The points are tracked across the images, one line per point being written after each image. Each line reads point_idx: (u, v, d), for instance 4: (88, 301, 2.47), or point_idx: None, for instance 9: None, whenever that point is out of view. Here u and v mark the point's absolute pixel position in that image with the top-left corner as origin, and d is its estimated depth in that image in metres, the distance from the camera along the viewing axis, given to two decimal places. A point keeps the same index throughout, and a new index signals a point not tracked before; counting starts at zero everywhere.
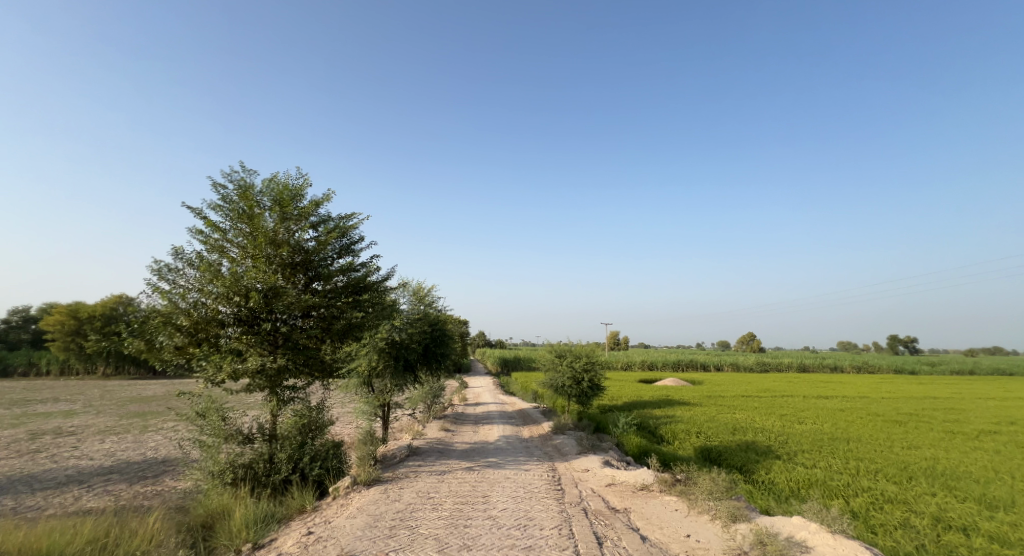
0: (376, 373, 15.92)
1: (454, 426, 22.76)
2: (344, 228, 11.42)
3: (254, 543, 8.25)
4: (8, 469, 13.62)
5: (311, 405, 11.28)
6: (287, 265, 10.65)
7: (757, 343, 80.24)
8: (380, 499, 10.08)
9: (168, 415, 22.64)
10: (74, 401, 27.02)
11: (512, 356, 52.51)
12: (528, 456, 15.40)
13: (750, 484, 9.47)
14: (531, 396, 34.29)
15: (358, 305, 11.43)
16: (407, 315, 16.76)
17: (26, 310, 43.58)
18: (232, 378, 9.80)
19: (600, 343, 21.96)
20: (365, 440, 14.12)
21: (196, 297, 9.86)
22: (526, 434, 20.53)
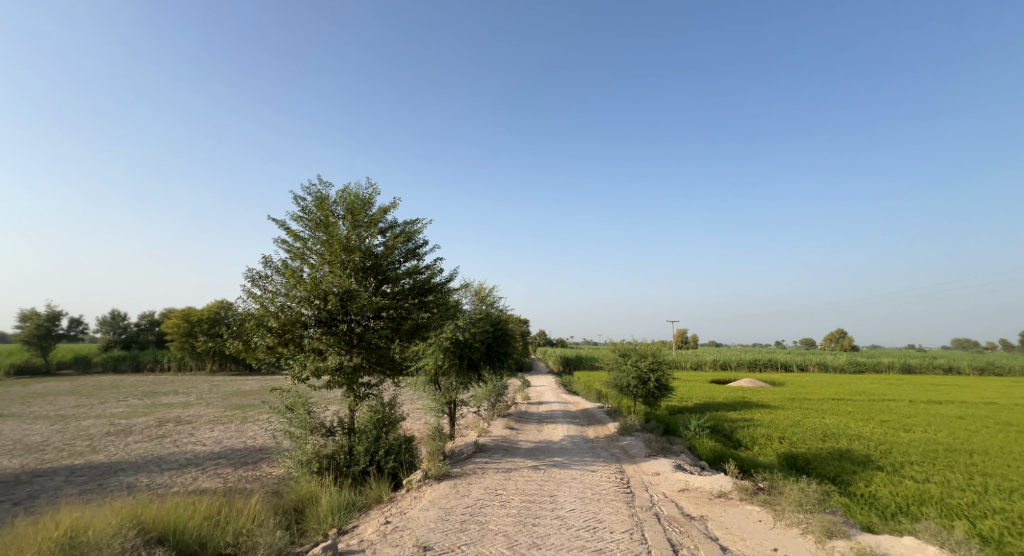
0: (442, 372, 16.26)
1: (520, 424, 22.83)
2: (410, 232, 11.74)
3: (339, 529, 8.68)
4: (142, 450, 15.42)
5: (384, 400, 11.74)
6: (359, 270, 11.11)
7: (850, 341, 73.43)
8: (450, 494, 10.28)
9: (265, 407, 24.63)
10: (190, 393, 30.17)
11: (575, 356, 51.92)
12: (596, 456, 15.11)
13: (847, 497, 8.65)
14: (595, 396, 33.61)
15: (424, 306, 11.71)
16: (469, 316, 17.02)
17: (149, 315, 48.98)
18: (314, 375, 10.41)
19: (666, 341, 21.16)
20: (434, 436, 14.48)
21: (284, 300, 10.52)
22: (593, 434, 20.15)
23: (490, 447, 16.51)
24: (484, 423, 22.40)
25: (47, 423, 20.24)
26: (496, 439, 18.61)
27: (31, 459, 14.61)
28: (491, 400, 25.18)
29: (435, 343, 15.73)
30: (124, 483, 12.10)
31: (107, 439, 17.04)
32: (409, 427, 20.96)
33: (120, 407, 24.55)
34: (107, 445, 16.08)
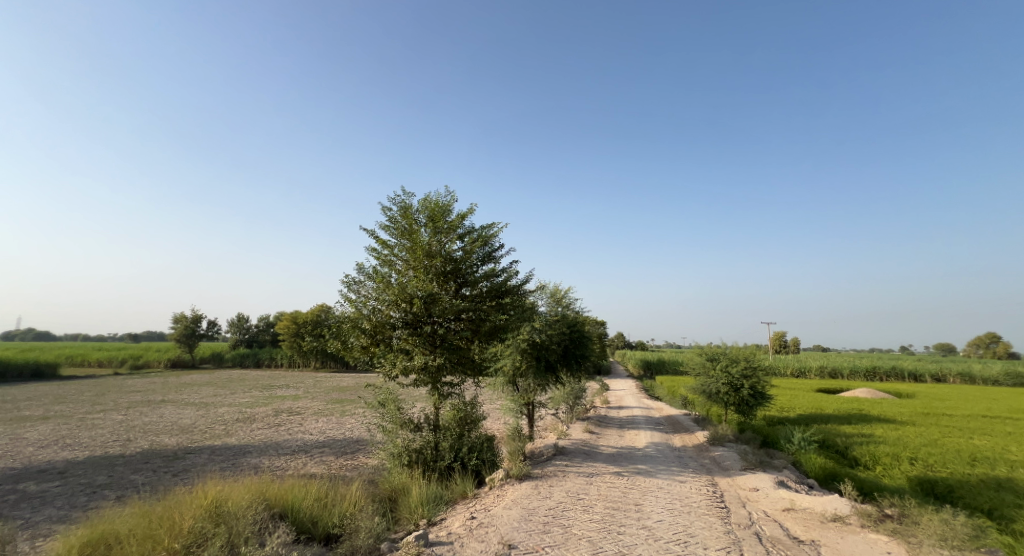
0: (520, 374, 16.21)
1: (601, 429, 22.27)
2: (487, 236, 11.79)
3: (430, 520, 8.85)
4: (263, 437, 17.14)
5: (466, 399, 11.87)
6: (440, 274, 11.33)
7: (1004, 348, 62.62)
8: (532, 495, 10.11)
9: (361, 402, 26.29)
10: (299, 387, 33.16)
11: (658, 359, 49.74)
12: (684, 467, 14.20)
13: (1007, 535, 7.27)
14: (680, 402, 31.91)
15: (501, 308, 11.69)
16: (546, 318, 16.80)
17: (267, 318, 54.57)
18: (403, 373, 10.79)
19: (762, 346, 19.50)
20: (514, 437, 14.48)
21: (375, 303, 11.01)
22: (680, 443, 19.06)
23: (572, 450, 16.22)
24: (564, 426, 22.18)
25: (193, 409, 23.59)
26: (577, 442, 18.32)
27: (182, 440, 17.12)
28: (570, 403, 24.82)
29: (512, 344, 15.70)
30: (252, 464, 13.65)
31: (236, 426, 19.26)
32: (492, 426, 21.32)
33: (245, 397, 27.63)
34: (236, 431, 18.18)
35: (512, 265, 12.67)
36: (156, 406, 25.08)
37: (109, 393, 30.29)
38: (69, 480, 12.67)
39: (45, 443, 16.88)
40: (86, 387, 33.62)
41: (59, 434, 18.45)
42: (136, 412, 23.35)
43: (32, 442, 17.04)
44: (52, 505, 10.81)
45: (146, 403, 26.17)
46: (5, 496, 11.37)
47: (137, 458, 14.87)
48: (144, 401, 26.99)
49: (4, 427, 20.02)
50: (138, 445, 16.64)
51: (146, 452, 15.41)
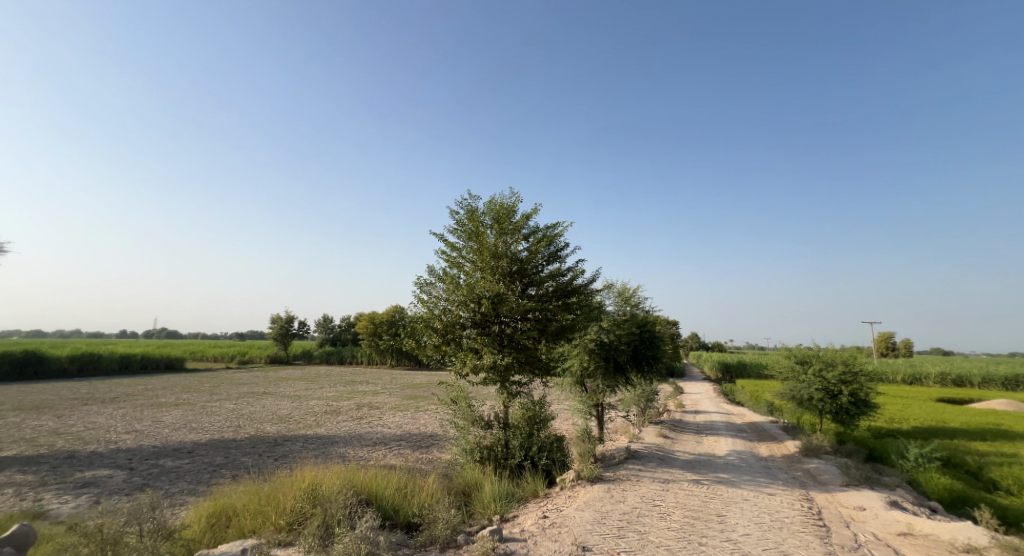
0: (588, 374, 15.68)
1: (676, 434, 21.05)
2: (552, 236, 11.46)
3: (503, 517, 8.85)
4: (347, 429, 18.07)
5: (535, 399, 11.86)
6: (507, 275, 11.16)
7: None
8: (605, 497, 9.72)
9: (434, 399, 26.91)
10: (378, 383, 34.74)
11: (739, 362, 46.59)
12: (773, 479, 12.91)
13: None
14: (765, 408, 29.55)
15: (567, 307, 11.33)
16: (614, 317, 16.14)
17: (347, 318, 57.67)
18: (473, 371, 10.74)
19: (863, 348, 17.45)
20: (584, 438, 13.97)
21: (445, 303, 11.04)
22: (766, 452, 17.51)
23: (645, 454, 15.41)
24: (635, 429, 21.22)
25: (288, 401, 25.50)
26: (651, 446, 17.42)
27: (281, 428, 18.50)
28: (642, 406, 23.71)
29: (579, 344, 15.26)
30: (339, 454, 14.41)
31: (324, 418, 20.48)
32: (560, 427, 20.90)
33: (332, 392, 29.41)
34: (324, 423, 19.31)
35: (578, 264, 12.25)
36: (258, 397, 27.45)
37: (219, 385, 33.65)
38: (196, 459, 14.34)
39: (177, 427, 19.24)
40: (203, 379, 37.77)
41: (186, 419, 20.89)
42: (244, 401, 25.77)
43: (168, 425, 19.49)
44: (184, 481, 12.21)
45: (250, 394, 28.77)
46: (149, 470, 13.22)
47: (247, 442, 16.39)
48: (249, 392, 29.74)
49: (146, 411, 23.12)
50: (246, 431, 18.26)
51: (253, 437, 16.92)
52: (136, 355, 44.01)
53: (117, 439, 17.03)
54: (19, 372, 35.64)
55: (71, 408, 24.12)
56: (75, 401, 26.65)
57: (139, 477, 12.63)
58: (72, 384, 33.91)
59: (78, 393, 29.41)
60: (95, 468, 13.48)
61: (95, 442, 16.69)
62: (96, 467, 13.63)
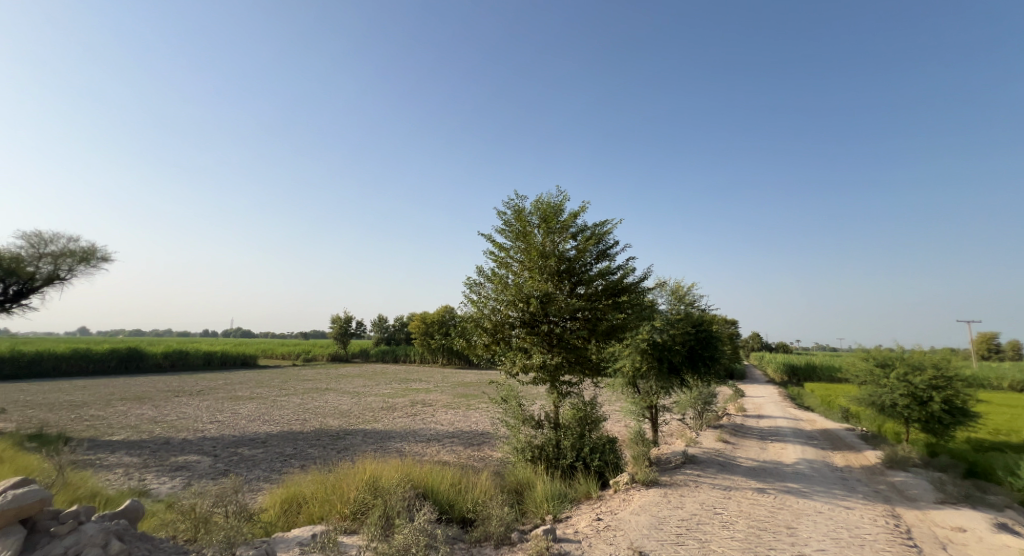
0: (641, 375, 14.99)
1: (738, 439, 19.75)
2: (601, 234, 10.99)
3: (556, 517, 8.85)
4: (403, 425, 18.36)
5: (586, 400, 11.71)
6: (555, 274, 10.76)
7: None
8: (662, 503, 9.52)
9: (485, 398, 26.79)
10: (429, 381, 35.22)
11: (808, 364, 43.49)
12: (850, 491, 11.70)
13: None
14: (839, 414, 27.30)
15: (618, 306, 10.83)
16: (667, 316, 15.35)
17: (401, 318, 58.93)
18: (523, 371, 10.48)
19: (957, 349, 15.58)
20: (636, 440, 13.24)
21: (494, 303, 10.80)
22: (841, 462, 16.00)
23: (704, 459, 14.49)
24: (692, 433, 20.11)
25: (347, 397, 26.31)
26: (710, 451, 16.41)
27: (342, 422, 19.07)
28: (699, 407, 22.42)
29: (631, 344, 14.63)
30: (396, 448, 14.63)
31: (381, 414, 20.94)
32: (612, 429, 20.18)
33: (387, 388, 30.07)
34: (381, 418, 19.74)
35: (629, 262, 11.72)
36: (321, 393, 28.56)
37: (286, 381, 35.39)
38: (270, 448, 15.00)
39: (252, 418, 20.38)
40: (273, 375, 40.00)
41: (260, 411, 22.09)
42: (308, 396, 26.89)
43: (244, 416, 20.66)
44: (261, 468, 12.79)
45: (314, 389, 29.99)
46: (231, 457, 14.01)
47: (312, 434, 17.02)
48: (313, 388, 31.03)
49: (225, 403, 24.71)
50: (313, 424, 18.97)
51: (318, 430, 17.55)
52: (217, 352, 47.45)
53: (203, 428, 18.29)
54: (125, 367, 39.96)
55: (165, 399, 26.29)
56: (167, 392, 29.06)
57: (224, 463, 13.35)
58: (161, 377, 36.96)
59: (170, 385, 32.08)
60: (187, 453, 14.51)
61: (183, 430, 18.00)
62: (186, 452, 14.63)
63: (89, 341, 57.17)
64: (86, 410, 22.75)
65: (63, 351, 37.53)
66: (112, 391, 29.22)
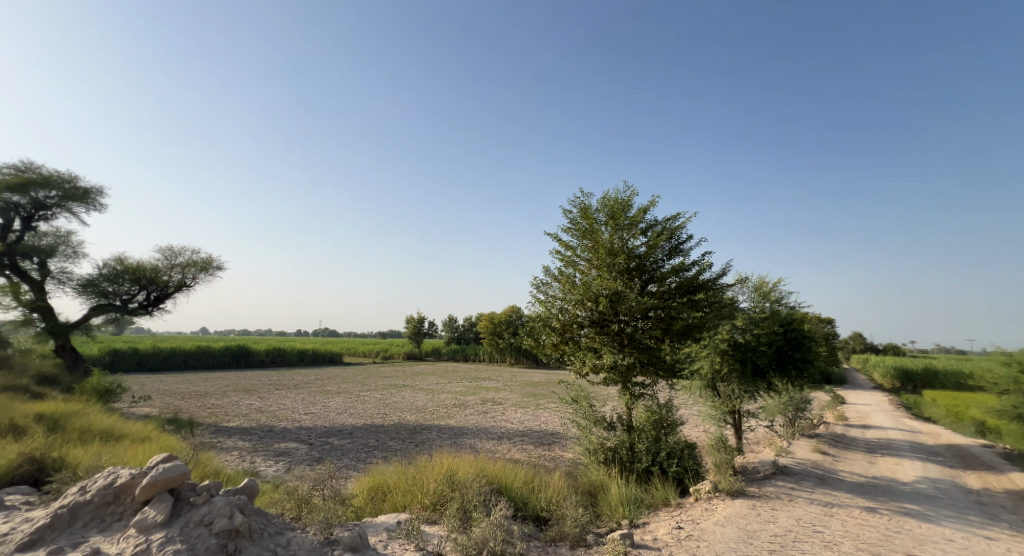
0: (722, 379, 13.73)
1: (837, 451, 17.61)
2: (673, 230, 10.75)
3: (632, 522, 8.45)
4: (475, 422, 18.40)
5: (661, 400, 10.99)
6: (625, 272, 10.65)
7: None
8: (751, 515, 8.63)
9: (555, 397, 26.37)
10: (499, 380, 35.36)
11: (925, 369, 38.40)
12: (988, 518, 9.87)
13: None
14: (968, 427, 23.65)
15: (694, 304, 10.56)
16: (751, 314, 13.98)
17: (469, 318, 59.90)
18: (594, 371, 10.42)
19: None
20: (718, 447, 12.08)
21: (562, 303, 10.83)
22: (974, 483, 13.64)
23: (799, 471, 13.00)
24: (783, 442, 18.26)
25: (421, 394, 26.96)
26: (804, 463, 14.75)
27: (418, 418, 19.49)
28: (789, 415, 20.30)
29: (708, 344, 13.47)
30: (469, 444, 14.66)
31: (455, 410, 21.18)
32: (690, 434, 18.89)
33: (459, 386, 30.50)
34: (454, 415, 19.93)
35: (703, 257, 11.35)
36: (398, 389, 29.56)
37: (368, 377, 37.14)
38: (355, 439, 15.60)
39: (340, 410, 21.45)
40: (356, 372, 42.19)
41: (347, 405, 23.21)
42: (387, 392, 27.92)
43: (332, 409, 21.79)
44: (350, 457, 13.24)
45: (392, 386, 31.14)
46: (324, 445, 14.67)
47: (392, 427, 17.53)
48: (392, 384, 32.25)
49: (317, 396, 26.33)
50: (392, 418, 19.56)
51: (396, 424, 18.05)
52: (309, 350, 51.08)
53: (299, 418, 19.52)
54: (236, 363, 44.35)
55: (267, 391, 28.58)
56: (269, 385, 31.61)
57: (317, 451, 13.99)
58: (262, 371, 40.43)
59: (272, 379, 34.92)
60: (287, 440, 15.47)
61: (283, 420, 19.28)
62: (286, 440, 15.57)
63: (204, 339, 63.97)
64: (206, 399, 25.33)
65: (187, 347, 42.40)
66: (227, 383, 32.39)
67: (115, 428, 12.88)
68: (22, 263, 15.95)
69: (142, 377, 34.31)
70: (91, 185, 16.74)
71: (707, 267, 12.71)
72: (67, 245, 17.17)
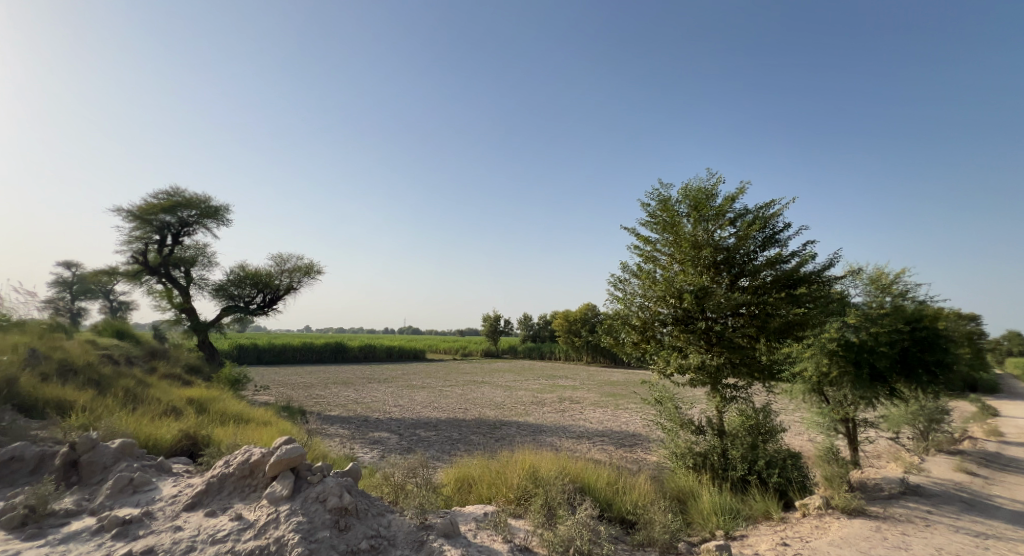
0: (830, 382, 11.04)
1: (992, 472, 14.56)
2: (767, 219, 9.43)
3: (728, 533, 7.44)
4: (553, 420, 17.88)
5: (757, 403, 9.82)
6: (711, 266, 9.45)
7: None
8: (875, 538, 7.18)
9: (636, 398, 24.91)
10: (577, 379, 34.51)
11: None
12: None
13: None
14: None
15: (795, 300, 9.11)
16: (867, 307, 11.08)
17: (545, 316, 59.41)
18: (679, 372, 9.38)
19: None
20: (828, 459, 10.37)
21: (641, 299, 9.87)
22: None
23: (936, 493, 10.70)
24: (914, 458, 15.22)
25: (500, 390, 26.94)
26: (943, 484, 12.22)
27: (498, 413, 19.34)
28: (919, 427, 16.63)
29: (813, 343, 10.74)
30: (548, 442, 14.15)
31: (532, 408, 20.81)
32: (793, 442, 16.62)
33: (537, 384, 30.15)
34: (532, 412, 19.55)
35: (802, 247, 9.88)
36: (477, 385, 29.82)
37: (451, 373, 37.99)
38: (440, 431, 15.71)
39: (426, 404, 21.93)
40: (438, 367, 43.39)
41: (430, 399, 23.65)
42: (466, 388, 28.23)
43: (419, 403, 22.33)
44: (435, 448, 13.25)
45: (472, 381, 31.45)
46: (413, 436, 14.92)
47: (473, 422, 17.51)
48: (471, 380, 32.60)
49: (403, 390, 27.27)
50: (473, 413, 19.59)
51: (477, 419, 18.00)
52: (396, 346, 53.53)
53: (390, 410, 20.23)
54: (336, 357, 47.60)
55: (362, 384, 30.18)
56: (363, 378, 33.39)
57: (406, 441, 14.23)
58: (356, 366, 43.00)
59: (367, 373, 36.91)
60: (380, 430, 15.96)
61: (376, 411, 19.99)
62: (379, 429, 16.05)
63: (309, 337, 69.63)
64: (313, 389, 27.28)
65: (295, 343, 46.31)
66: (327, 376, 34.74)
67: (244, 413, 13.93)
68: (172, 272, 17.96)
69: (260, 369, 37.91)
70: (222, 204, 18.41)
71: (808, 258, 10.96)
72: (204, 256, 19.14)
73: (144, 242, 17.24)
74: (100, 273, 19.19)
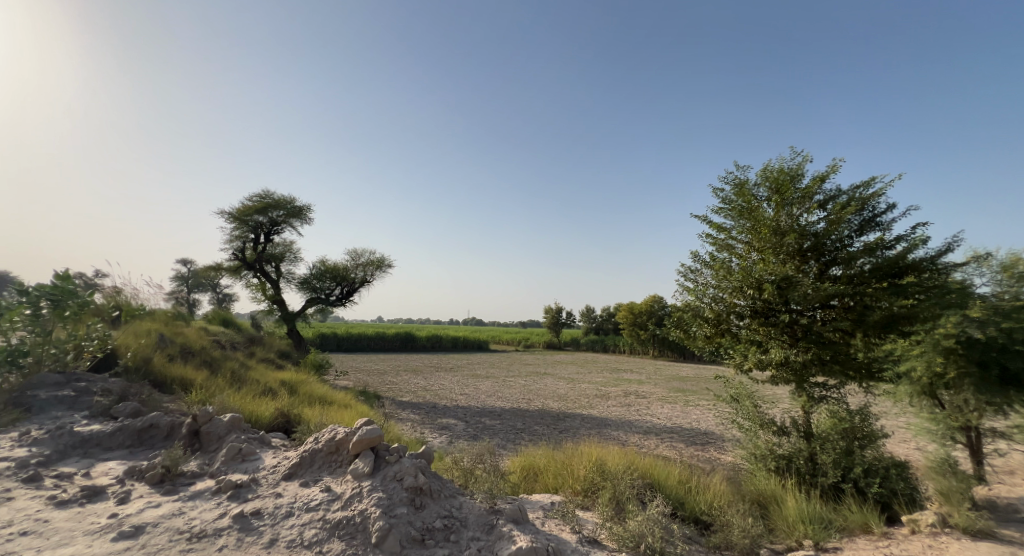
0: (944, 385, 6.35)
1: None
2: (865, 196, 6.38)
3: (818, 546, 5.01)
4: (617, 414, 16.15)
5: (852, 404, 6.57)
6: (795, 253, 6.51)
7: None
8: None
9: (709, 394, 22.25)
10: (643, 373, 32.12)
11: None
12: None
13: None
14: None
15: (900, 290, 5.98)
16: (994, 300, 6.14)
17: (608, 307, 56.79)
18: (760, 368, 6.65)
19: None
20: (940, 471, 6.02)
21: (714, 291, 7.02)
22: None
23: None
24: None
25: (563, 382, 25.47)
26: None
27: (562, 405, 17.90)
28: None
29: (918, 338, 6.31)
30: (614, 435, 12.52)
31: (596, 400, 19.12)
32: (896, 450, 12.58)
33: (602, 377, 28.29)
34: (597, 405, 17.92)
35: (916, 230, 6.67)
36: (539, 376, 28.50)
37: (518, 364, 37.03)
38: (505, 420, 14.56)
39: (490, 393, 20.99)
40: (502, 358, 42.58)
41: (495, 389, 22.65)
42: (531, 379, 27.02)
43: (484, 392, 21.44)
44: (500, 437, 12.07)
45: (535, 373, 30.19)
46: (478, 424, 13.89)
47: (537, 412, 16.19)
48: (534, 372, 31.28)
49: (469, 379, 26.62)
50: (537, 403, 18.32)
51: (540, 410, 16.63)
52: (460, 336, 53.44)
53: (457, 398, 19.44)
54: (405, 347, 48.21)
55: (432, 373, 29.92)
56: (432, 367, 33.26)
57: (472, 428, 13.18)
58: (424, 355, 43.27)
59: (433, 362, 36.78)
60: (448, 417, 15.06)
61: (444, 398, 19.29)
62: (448, 416, 15.21)
63: (378, 327, 71.70)
64: (388, 376, 27.35)
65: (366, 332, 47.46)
66: (399, 364, 35.08)
67: (328, 395, 13.58)
68: (266, 269, 18.12)
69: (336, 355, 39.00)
70: (307, 204, 18.35)
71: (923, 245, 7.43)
72: (292, 253, 19.31)
73: (242, 242, 17.54)
74: (211, 270, 20.23)
